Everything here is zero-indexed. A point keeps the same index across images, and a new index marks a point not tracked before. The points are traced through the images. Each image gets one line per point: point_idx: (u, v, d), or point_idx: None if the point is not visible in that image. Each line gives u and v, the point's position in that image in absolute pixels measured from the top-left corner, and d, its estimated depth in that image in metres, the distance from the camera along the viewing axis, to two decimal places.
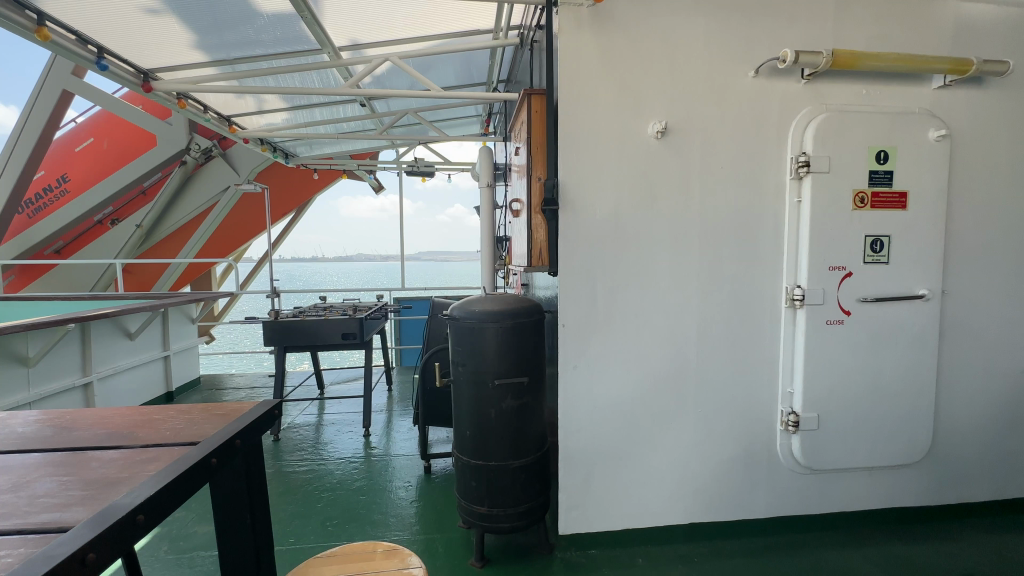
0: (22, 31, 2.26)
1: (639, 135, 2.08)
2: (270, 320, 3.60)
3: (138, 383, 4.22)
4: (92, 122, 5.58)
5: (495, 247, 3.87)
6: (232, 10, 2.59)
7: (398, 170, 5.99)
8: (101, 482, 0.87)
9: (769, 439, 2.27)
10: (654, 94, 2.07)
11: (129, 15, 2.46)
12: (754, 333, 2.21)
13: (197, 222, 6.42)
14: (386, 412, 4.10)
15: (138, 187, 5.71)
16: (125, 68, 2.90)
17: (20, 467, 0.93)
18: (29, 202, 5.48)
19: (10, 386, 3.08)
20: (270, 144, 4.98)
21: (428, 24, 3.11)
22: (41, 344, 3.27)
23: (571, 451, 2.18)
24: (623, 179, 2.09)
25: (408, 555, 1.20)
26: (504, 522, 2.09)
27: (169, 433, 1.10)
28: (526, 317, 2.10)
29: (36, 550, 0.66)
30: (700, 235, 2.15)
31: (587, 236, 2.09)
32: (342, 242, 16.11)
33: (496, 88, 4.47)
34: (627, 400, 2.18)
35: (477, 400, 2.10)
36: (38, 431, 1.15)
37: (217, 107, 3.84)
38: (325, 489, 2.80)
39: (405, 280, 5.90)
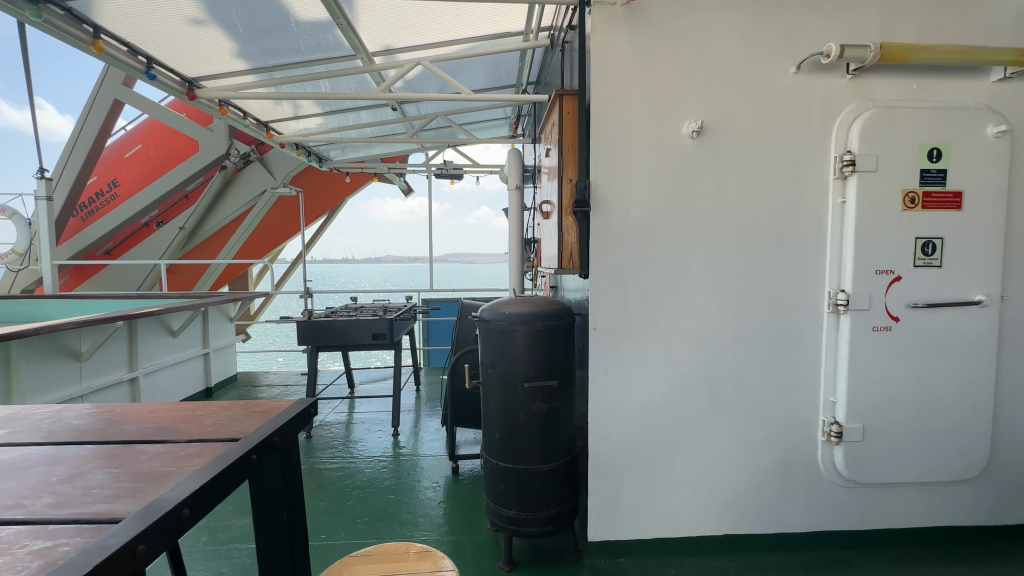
0: (79, 44, 2.38)
1: (673, 135, 2.03)
2: (304, 320, 3.69)
3: (180, 378, 4.41)
4: (140, 129, 5.88)
5: (524, 249, 3.87)
6: (271, 20, 2.67)
7: (427, 173, 6.07)
8: (149, 476, 0.90)
9: (809, 450, 2.18)
10: (688, 93, 2.02)
11: (176, 26, 2.57)
12: (794, 340, 2.13)
13: (235, 224, 6.64)
14: (414, 412, 4.15)
15: (181, 191, 5.96)
16: (172, 77, 3.03)
17: (73, 459, 0.97)
18: (83, 205, 5.82)
19: (66, 379, 3.26)
20: (304, 148, 5.12)
21: (459, 28, 3.15)
22: (92, 340, 3.45)
23: (601, 457, 2.14)
24: (657, 180, 2.04)
25: (440, 558, 1.19)
26: (532, 527, 2.08)
27: (211, 429, 1.14)
28: (556, 320, 2.08)
29: (90, 540, 0.69)
30: (737, 237, 2.08)
31: (618, 238, 2.05)
32: (373, 245, 16.46)
33: (526, 90, 4.47)
34: (659, 405, 2.13)
35: (507, 402, 2.09)
36: (90, 423, 1.20)
37: (255, 113, 3.98)
38: (355, 487, 2.85)
39: (433, 282, 5.97)
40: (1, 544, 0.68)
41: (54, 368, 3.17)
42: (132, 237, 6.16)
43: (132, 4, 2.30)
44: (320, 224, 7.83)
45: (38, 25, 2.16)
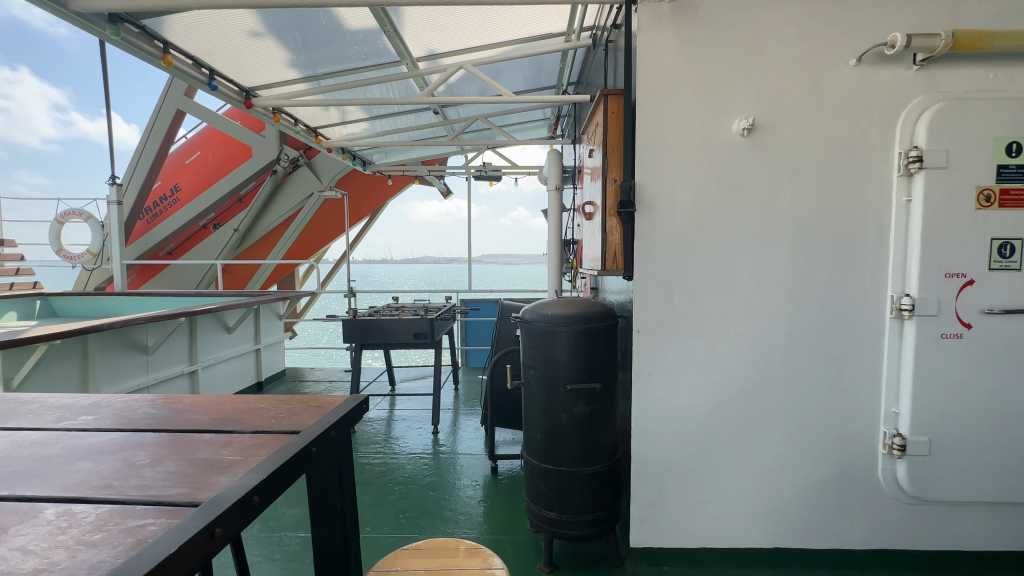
0: (151, 59, 2.56)
1: (723, 134, 1.97)
2: (349, 319, 3.81)
3: (234, 372, 4.65)
4: (199, 137, 6.27)
5: (563, 250, 3.86)
6: (323, 30, 2.78)
7: (466, 175, 6.16)
8: (220, 464, 0.95)
9: (868, 463, 2.06)
10: (739, 90, 1.96)
11: (237, 39, 2.72)
12: (852, 346, 2.02)
13: (284, 226, 6.94)
14: (453, 411, 4.20)
15: (235, 195, 6.27)
16: (231, 87, 3.21)
17: (151, 445, 1.04)
18: (148, 209, 6.27)
19: (135, 371, 3.50)
20: (350, 153, 5.30)
21: (500, 31, 3.18)
22: (158, 334, 3.68)
23: (644, 463, 2.10)
24: (705, 179, 1.99)
25: (489, 555, 1.21)
26: (573, 529, 2.07)
27: (272, 421, 1.19)
28: (600, 322, 2.07)
29: (174, 521, 0.74)
30: (790, 238, 2.00)
31: (665, 240, 2.01)
32: (411, 245, 16.82)
33: (566, 90, 4.46)
34: (705, 411, 2.07)
35: (548, 404, 2.09)
36: (163, 413, 1.28)
37: (305, 120, 4.15)
38: (397, 482, 2.92)
39: (471, 283, 6.05)
40: (97, 521, 0.73)
41: (124, 360, 3.42)
42: (191, 239, 6.54)
43: (198, 21, 2.46)
44: (363, 225, 8.06)
45: (115, 42, 2.34)
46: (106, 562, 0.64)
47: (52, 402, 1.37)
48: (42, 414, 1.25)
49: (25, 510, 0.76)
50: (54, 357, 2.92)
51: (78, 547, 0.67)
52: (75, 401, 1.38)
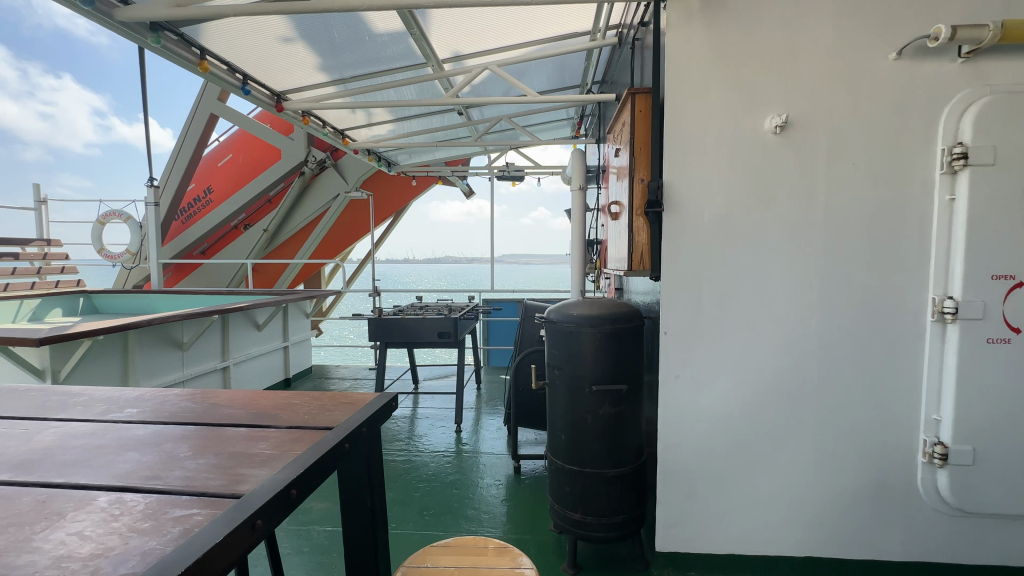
0: (188, 65, 2.65)
1: (755, 132, 1.93)
2: (374, 317, 3.87)
3: (263, 368, 4.79)
4: (231, 140, 6.46)
5: (586, 250, 3.83)
6: (352, 34, 2.83)
7: (489, 175, 6.18)
8: (259, 457, 0.98)
9: (906, 472, 1.99)
10: (771, 87, 1.91)
11: (269, 45, 2.79)
12: (890, 350, 1.96)
13: (310, 227, 7.09)
14: (476, 410, 4.22)
15: (265, 196, 6.44)
16: (263, 91, 3.30)
17: (192, 438, 1.08)
18: (183, 210, 6.50)
19: (171, 366, 3.63)
20: (375, 154, 5.39)
21: (525, 31, 3.19)
22: (192, 331, 3.81)
23: (670, 466, 2.07)
24: (736, 177, 1.95)
25: (518, 555, 1.21)
26: (598, 531, 2.06)
27: (306, 417, 1.22)
28: (626, 323, 2.05)
29: (218, 511, 0.76)
30: (824, 238, 1.94)
31: (694, 240, 1.98)
32: (434, 245, 16.97)
33: (590, 89, 4.43)
34: (734, 415, 2.03)
35: (573, 405, 2.08)
36: (202, 406, 1.33)
37: (333, 122, 4.24)
38: (421, 480, 2.95)
39: (494, 282, 6.07)
40: (146, 510, 0.77)
41: (162, 355, 3.55)
42: (223, 239, 6.75)
43: (233, 28, 2.54)
44: (387, 225, 8.18)
45: (156, 50, 2.43)
46: (157, 548, 0.67)
47: (99, 394, 1.43)
48: (90, 406, 1.31)
49: (81, 497, 0.80)
50: (97, 352, 3.05)
51: (130, 534, 0.70)
52: (120, 394, 1.44)
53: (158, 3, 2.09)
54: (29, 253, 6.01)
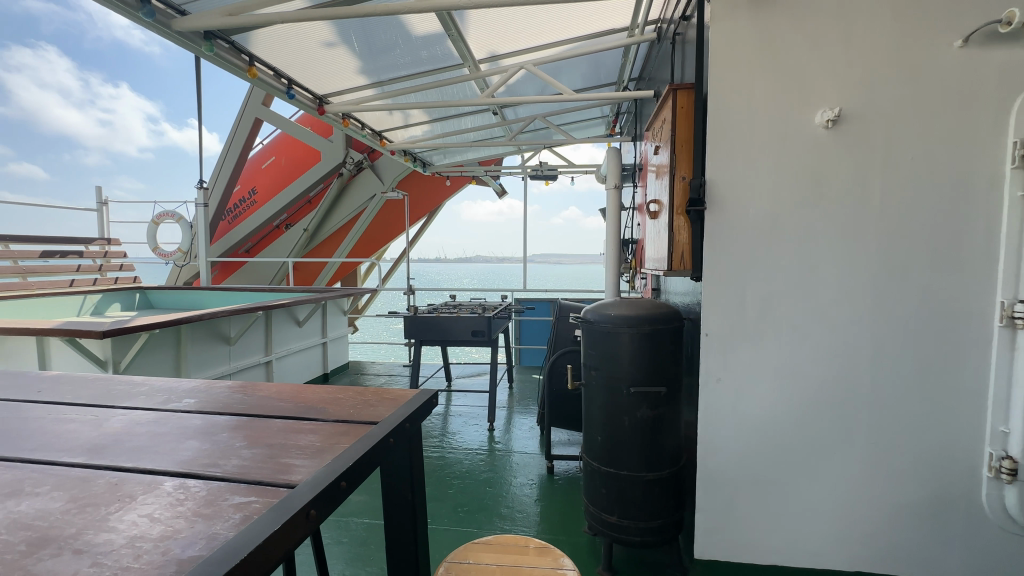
0: (238, 71, 2.77)
1: (804, 126, 1.85)
2: (410, 315, 3.94)
3: (303, 363, 4.96)
4: (274, 143, 6.72)
5: (621, 250, 3.78)
6: (391, 36, 2.89)
7: (522, 174, 6.19)
8: (310, 449, 1.01)
9: (969, 486, 1.86)
10: (823, 80, 1.83)
11: (313, 49, 2.88)
12: (952, 356, 1.84)
13: (348, 227, 7.28)
14: (508, 409, 4.23)
15: (305, 197, 6.66)
16: (305, 95, 3.42)
17: (246, 429, 1.13)
18: (230, 211, 6.83)
19: (219, 359, 3.81)
20: (410, 155, 5.48)
21: (560, 29, 3.17)
22: (238, 326, 3.98)
23: (710, 472, 2.02)
24: (784, 174, 1.88)
25: (560, 556, 1.20)
26: (634, 535, 2.02)
27: (352, 411, 1.25)
28: (664, 325, 2.01)
29: (274, 500, 0.79)
30: (880, 238, 1.84)
31: (737, 239, 1.92)
32: (465, 245, 17.14)
33: (626, 87, 4.36)
34: (779, 421, 1.96)
35: (610, 406, 2.05)
36: (252, 398, 1.38)
37: (371, 124, 4.35)
38: (455, 476, 2.99)
39: (526, 282, 6.06)
40: (208, 496, 0.80)
41: (211, 349, 3.73)
42: (266, 238, 7.04)
43: (279, 34, 2.64)
44: (421, 225, 8.30)
45: (209, 58, 2.55)
46: (220, 534, 0.70)
47: (159, 384, 1.52)
48: (151, 396, 1.39)
49: (148, 481, 0.85)
50: (153, 345, 3.23)
51: (195, 518, 0.74)
52: (177, 385, 1.51)
53: (211, 13, 2.19)
54: (92, 251, 6.44)
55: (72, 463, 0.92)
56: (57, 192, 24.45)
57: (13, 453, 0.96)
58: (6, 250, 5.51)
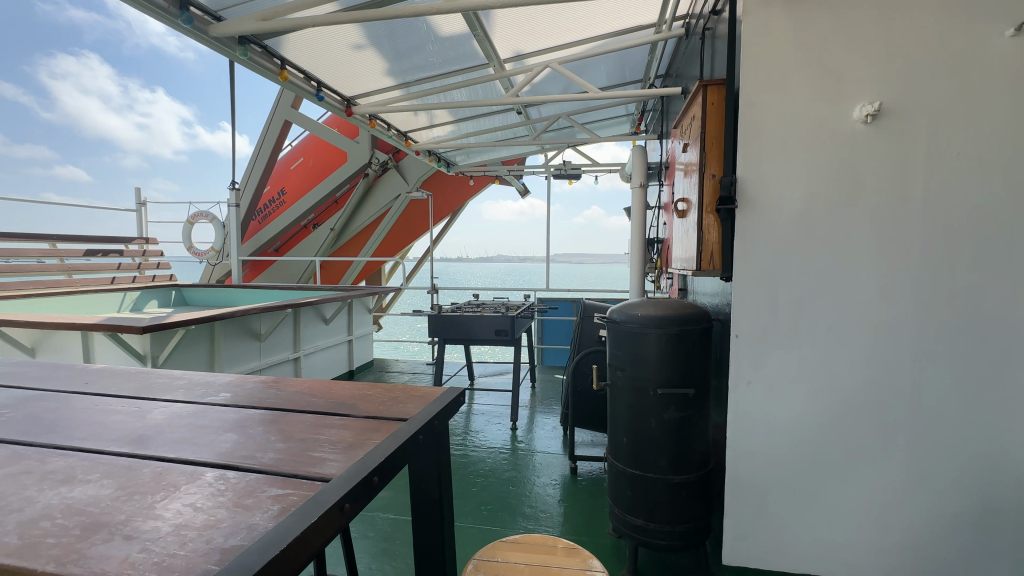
0: (270, 74, 2.84)
1: (841, 122, 1.79)
2: (434, 313, 3.98)
3: (329, 360, 5.06)
4: (303, 144, 6.88)
5: (646, 249, 3.74)
6: (417, 37, 2.92)
7: (546, 174, 6.17)
8: (342, 444, 1.03)
9: (1019, 498, 1.77)
10: (862, 73, 1.77)
11: (341, 51, 2.93)
12: (1002, 362, 1.75)
13: (373, 226, 7.39)
14: (530, 409, 4.22)
15: (332, 197, 6.79)
16: (334, 97, 3.49)
17: (282, 423, 1.15)
18: (261, 210, 7.03)
19: (250, 355, 3.92)
20: (435, 155, 5.52)
21: (586, 27, 3.15)
22: (268, 322, 4.08)
23: (740, 476, 1.97)
24: (819, 171, 1.82)
25: (588, 557, 1.19)
26: (661, 539, 1.99)
27: (382, 408, 1.26)
28: (693, 325, 1.97)
29: (311, 493, 0.81)
30: (924, 236, 1.77)
31: (769, 239, 1.87)
32: (488, 244, 17.21)
33: (653, 84, 4.29)
34: (813, 426, 1.90)
35: (636, 407, 2.03)
36: (286, 393, 1.42)
37: (397, 124, 4.41)
38: (478, 474, 3.00)
39: (549, 281, 6.04)
40: (248, 488, 0.83)
41: (242, 345, 3.85)
42: (294, 238, 7.22)
43: (310, 38, 2.70)
44: (444, 224, 8.37)
45: (243, 62, 2.62)
46: (259, 524, 0.71)
47: (197, 378, 1.57)
48: (191, 389, 1.44)
49: (191, 472, 0.88)
50: (189, 340, 3.35)
51: (236, 508, 0.76)
52: (215, 379, 1.56)
53: (246, 18, 2.25)
54: (131, 250, 6.72)
55: (120, 453, 0.96)
56: (99, 194, 25.63)
57: (64, 442, 1.00)
58: (53, 249, 5.79)
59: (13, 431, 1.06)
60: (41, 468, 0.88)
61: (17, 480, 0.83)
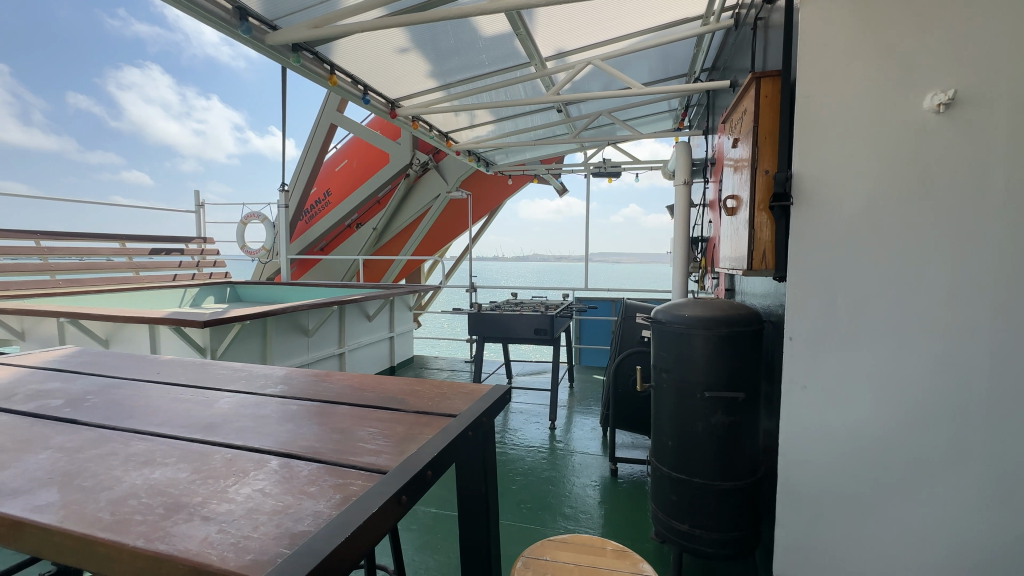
0: (320, 80, 2.94)
1: (910, 112, 1.68)
2: (474, 312, 4.02)
3: (372, 356, 5.21)
4: (347, 146, 7.12)
5: (690, 248, 3.64)
6: (461, 38, 2.96)
7: (585, 172, 6.11)
8: (395, 437, 1.06)
9: None
10: (934, 61, 1.65)
11: (387, 55, 3.00)
12: None
13: (413, 226, 7.55)
14: (569, 408, 4.20)
15: (375, 197, 6.98)
16: (379, 100, 3.58)
17: (338, 415, 1.20)
18: (308, 211, 7.32)
19: (298, 349, 4.09)
20: (475, 155, 5.59)
21: (629, 21, 3.10)
22: (316, 318, 4.24)
23: (792, 485, 1.89)
24: (884, 165, 1.71)
25: (639, 561, 1.18)
26: (707, 546, 1.94)
27: (432, 403, 1.29)
28: (743, 326, 1.91)
29: (370, 483, 0.83)
30: (1003, 235, 1.63)
31: (827, 237, 1.78)
32: (525, 244, 17.23)
33: (698, 78, 4.16)
34: (874, 435, 1.79)
35: (682, 410, 1.98)
36: (339, 386, 1.47)
37: (439, 125, 4.48)
38: (518, 473, 3.01)
39: (588, 280, 5.98)
40: (311, 476, 0.86)
41: (292, 340, 4.02)
42: (339, 237, 7.49)
43: (359, 43, 2.78)
44: (482, 224, 8.45)
45: (297, 68, 2.73)
46: (324, 511, 0.74)
47: (255, 370, 1.65)
48: (252, 381, 1.52)
49: (258, 459, 0.92)
50: (244, 334, 3.54)
51: (302, 495, 0.79)
52: (273, 371, 1.64)
53: (300, 26, 2.34)
54: (191, 249, 7.16)
55: (193, 439, 1.03)
56: (161, 196, 27.44)
57: (143, 427, 1.08)
58: (122, 248, 6.23)
59: (98, 415, 1.15)
60: (125, 450, 0.95)
61: (105, 460, 0.90)
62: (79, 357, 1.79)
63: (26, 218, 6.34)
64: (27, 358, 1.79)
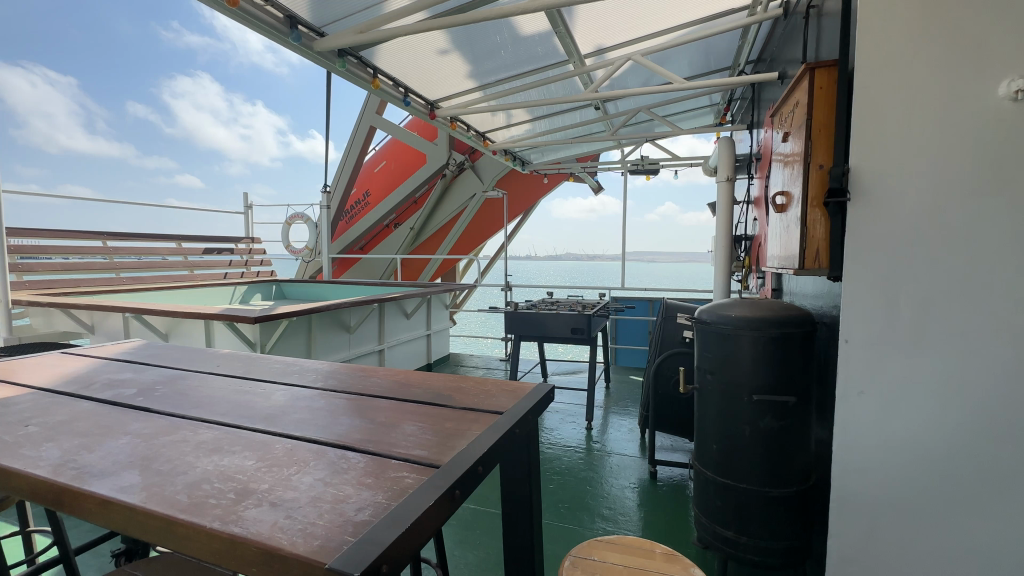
0: (364, 83, 3.02)
1: (984, 100, 1.57)
2: (510, 311, 4.04)
3: (409, 353, 5.32)
4: (386, 148, 7.30)
5: (733, 246, 3.53)
6: (500, 38, 2.97)
7: (622, 169, 6.02)
8: (444, 432, 1.07)
9: None
10: (1013, 43, 1.53)
11: (428, 57, 3.06)
12: None
13: (449, 225, 7.65)
14: (605, 409, 4.15)
15: (412, 197, 7.12)
16: (419, 101, 3.64)
17: (387, 410, 1.23)
18: (348, 211, 7.55)
19: (340, 346, 4.22)
20: (511, 154, 5.61)
21: (670, 15, 3.03)
22: (357, 316, 4.37)
23: (847, 495, 1.80)
24: (953, 157, 1.61)
25: (690, 565, 1.16)
26: (753, 554, 1.88)
27: (477, 400, 1.30)
28: (794, 328, 1.82)
29: (424, 477, 0.85)
30: None
31: (889, 235, 1.68)
32: (558, 243, 17.15)
33: (743, 71, 4.02)
34: (941, 447, 1.68)
35: (727, 413, 1.92)
36: (387, 382, 1.51)
37: (476, 125, 4.52)
38: (555, 472, 3.01)
39: (624, 280, 5.89)
40: (367, 468, 0.89)
41: (335, 336, 4.15)
42: (377, 237, 7.68)
43: (401, 45, 2.84)
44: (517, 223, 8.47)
45: (341, 73, 2.81)
46: (383, 502, 0.77)
47: (305, 364, 1.71)
48: (304, 375, 1.58)
49: (316, 450, 0.96)
50: (290, 330, 3.69)
51: (360, 486, 0.82)
52: (322, 366, 1.70)
53: (346, 31, 2.40)
54: (240, 248, 7.51)
55: (255, 428, 1.08)
56: (211, 199, 28.91)
57: (208, 416, 1.14)
58: (178, 247, 6.60)
59: (168, 404, 1.23)
60: (195, 438, 1.01)
61: (178, 447, 0.96)
62: (146, 350, 1.91)
63: (92, 220, 6.79)
64: (101, 349, 1.92)
